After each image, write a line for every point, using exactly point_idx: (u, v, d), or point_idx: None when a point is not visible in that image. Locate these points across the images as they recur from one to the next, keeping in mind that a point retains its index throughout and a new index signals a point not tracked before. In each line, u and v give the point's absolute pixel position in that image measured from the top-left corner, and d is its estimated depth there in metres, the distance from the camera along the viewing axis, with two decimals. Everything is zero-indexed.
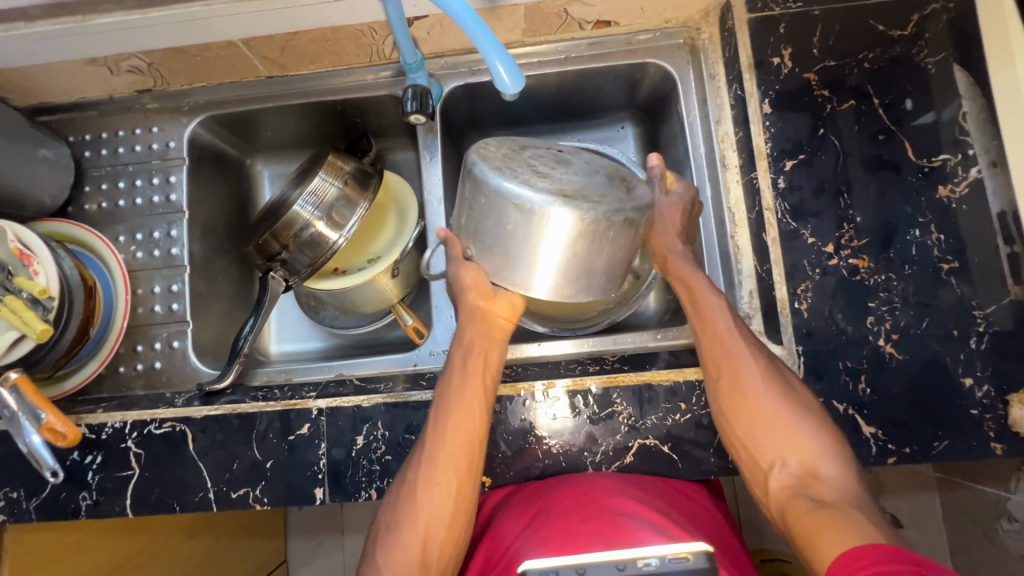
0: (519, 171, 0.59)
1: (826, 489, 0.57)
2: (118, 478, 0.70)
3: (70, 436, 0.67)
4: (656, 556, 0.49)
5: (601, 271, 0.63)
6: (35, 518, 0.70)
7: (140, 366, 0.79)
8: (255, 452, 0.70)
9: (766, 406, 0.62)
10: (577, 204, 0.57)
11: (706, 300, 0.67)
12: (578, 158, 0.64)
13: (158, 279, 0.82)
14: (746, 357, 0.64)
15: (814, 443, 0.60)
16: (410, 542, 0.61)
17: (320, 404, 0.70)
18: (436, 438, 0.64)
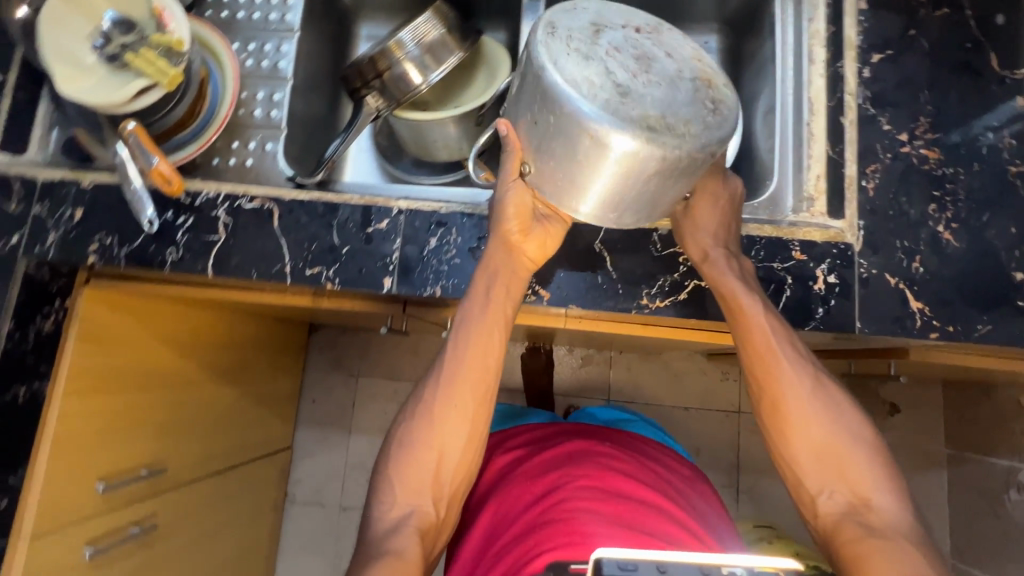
0: (598, 84, 0.52)
1: (879, 520, 0.59)
2: (204, 241, 0.75)
3: (176, 186, 0.74)
4: (741, 565, 0.48)
5: (658, 201, 0.59)
6: (123, 264, 0.75)
7: (233, 161, 0.85)
8: (334, 237, 0.75)
9: (798, 407, 0.65)
10: (641, 133, 0.51)
11: (749, 309, 0.66)
12: (665, 55, 0.55)
13: (262, 87, 0.87)
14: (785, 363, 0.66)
15: (867, 477, 0.62)
16: (423, 457, 0.69)
17: (401, 204, 0.75)
18: (456, 372, 0.69)
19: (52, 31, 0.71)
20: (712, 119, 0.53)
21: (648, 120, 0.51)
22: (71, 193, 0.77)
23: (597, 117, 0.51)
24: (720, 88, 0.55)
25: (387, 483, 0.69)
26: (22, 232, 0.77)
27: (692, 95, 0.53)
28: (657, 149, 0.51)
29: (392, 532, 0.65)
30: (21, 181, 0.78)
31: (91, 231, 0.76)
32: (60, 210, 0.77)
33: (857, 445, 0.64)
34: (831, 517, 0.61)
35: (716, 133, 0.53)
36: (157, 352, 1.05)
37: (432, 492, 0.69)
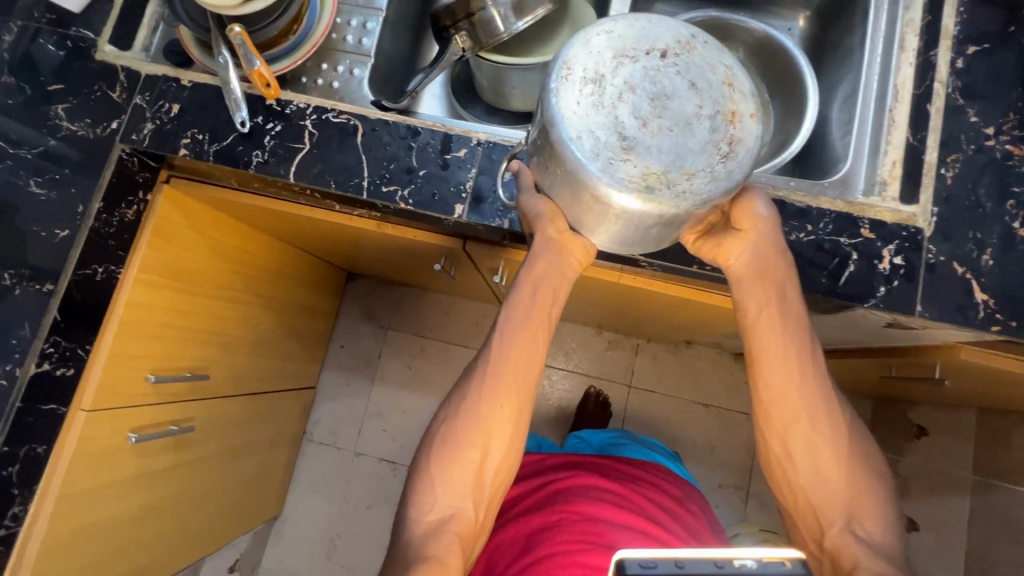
0: (603, 143, 0.51)
1: (870, 549, 0.64)
2: (289, 148, 0.79)
3: (273, 91, 0.78)
4: (751, 557, 0.45)
5: (669, 234, 0.58)
6: (211, 160, 0.79)
7: (320, 82, 0.88)
8: (412, 159, 0.77)
9: (821, 425, 0.67)
10: (642, 195, 0.51)
11: (785, 324, 0.66)
12: (689, 85, 0.52)
13: (357, 15, 0.90)
14: (812, 382, 0.67)
15: (866, 498, 0.67)
16: (466, 457, 0.72)
17: (481, 136, 0.77)
18: (498, 374, 0.72)
19: None
20: (721, 172, 0.51)
21: (653, 177, 0.51)
22: (170, 88, 0.81)
23: (601, 183, 0.51)
24: (741, 126, 0.52)
25: (428, 485, 0.73)
26: (121, 120, 0.81)
27: (710, 138, 0.51)
28: (657, 206, 0.51)
29: (429, 541, 0.69)
30: (125, 73, 0.83)
31: (185, 125, 0.80)
32: (159, 102, 0.81)
33: (861, 471, 0.67)
34: (837, 540, 0.65)
35: (725, 182, 0.51)
36: (215, 263, 1.09)
37: (473, 494, 0.72)
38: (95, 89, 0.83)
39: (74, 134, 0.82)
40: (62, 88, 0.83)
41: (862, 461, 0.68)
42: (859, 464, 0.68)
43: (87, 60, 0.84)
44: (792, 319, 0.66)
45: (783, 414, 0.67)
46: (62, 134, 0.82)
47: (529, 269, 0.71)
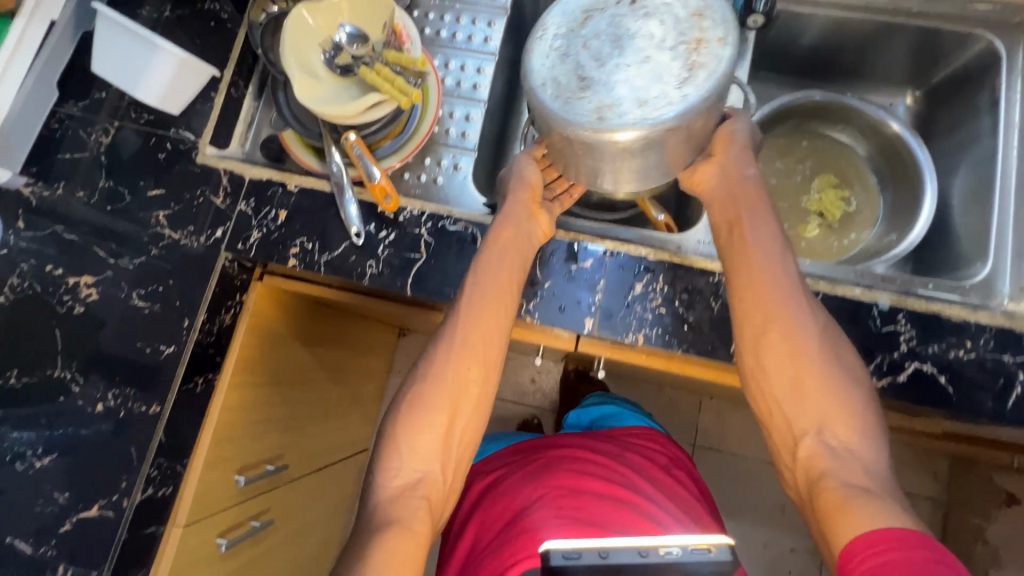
0: (565, 76, 0.62)
1: (858, 471, 0.58)
2: (405, 257, 0.75)
3: (392, 202, 0.75)
4: (676, 546, 0.62)
5: (656, 167, 0.66)
6: (322, 271, 0.76)
7: (423, 178, 0.85)
8: (536, 271, 0.74)
9: (806, 358, 0.63)
10: (595, 122, 0.60)
11: (746, 248, 0.67)
12: (649, 30, 0.61)
13: (459, 106, 0.87)
14: (799, 315, 0.64)
15: (852, 415, 0.61)
16: (435, 419, 0.66)
17: (607, 245, 0.74)
18: (467, 330, 0.68)
19: (292, 36, 0.73)
20: (680, 78, 0.59)
21: (609, 107, 0.60)
22: (277, 194, 0.78)
23: (561, 116, 0.61)
24: (704, 44, 0.59)
25: (394, 447, 0.66)
26: (226, 228, 0.79)
27: (667, 68, 0.59)
28: (610, 130, 0.60)
29: (400, 508, 0.63)
30: (229, 177, 0.80)
31: (293, 233, 0.77)
32: (265, 209, 0.78)
33: (852, 393, 0.62)
34: (817, 466, 0.59)
35: (679, 103, 0.58)
36: (294, 347, 1.05)
37: (440, 447, 0.66)
38: (197, 194, 0.80)
39: (177, 243, 0.79)
40: (163, 193, 0.80)
41: (852, 370, 0.63)
42: (842, 373, 0.62)
43: (188, 163, 0.81)
44: (753, 249, 0.67)
45: (757, 343, 0.64)
46: (164, 243, 0.79)
47: (498, 223, 0.72)
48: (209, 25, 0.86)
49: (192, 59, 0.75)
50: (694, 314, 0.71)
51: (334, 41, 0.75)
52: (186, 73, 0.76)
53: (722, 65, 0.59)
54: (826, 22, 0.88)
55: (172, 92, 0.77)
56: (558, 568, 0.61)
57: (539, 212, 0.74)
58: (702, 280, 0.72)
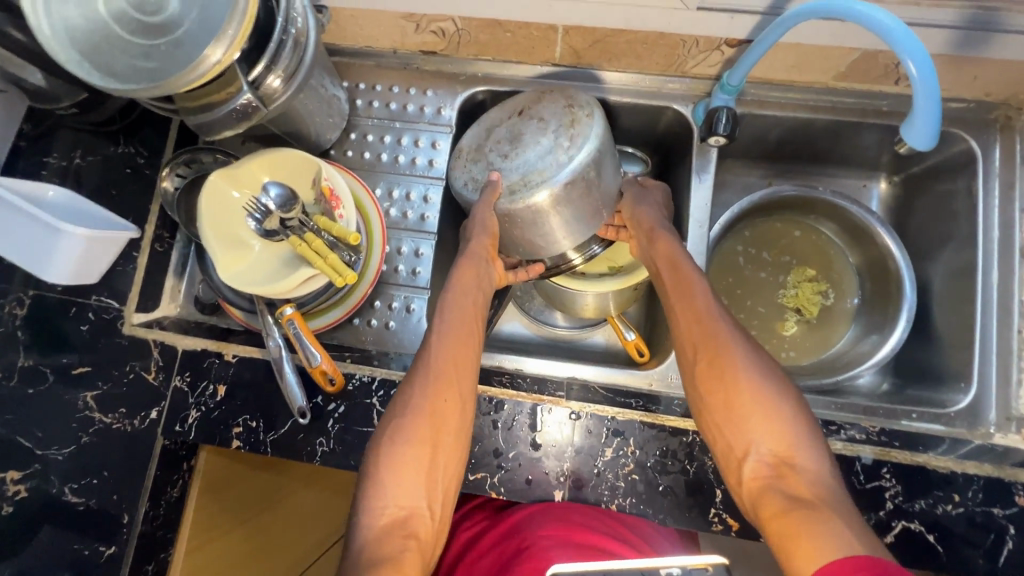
0: (478, 176, 0.71)
1: (803, 482, 0.52)
2: (357, 432, 0.69)
3: (336, 384, 0.70)
4: (677, 565, 0.44)
5: (584, 226, 0.71)
6: (269, 452, 0.70)
7: (375, 323, 0.79)
8: (499, 440, 0.69)
9: (738, 381, 0.59)
10: (508, 198, 0.66)
11: (685, 279, 0.66)
12: (534, 119, 0.70)
13: (407, 240, 0.81)
14: (734, 344, 0.61)
15: (793, 433, 0.56)
16: (416, 454, 0.59)
17: (574, 405, 0.70)
18: (433, 361, 0.64)
19: (209, 207, 0.65)
20: (569, 148, 0.66)
21: (517, 184, 0.67)
22: (214, 366, 0.73)
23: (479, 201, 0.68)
24: (580, 118, 0.67)
25: (377, 481, 0.58)
26: (162, 407, 0.74)
27: (552, 145, 0.67)
28: (523, 200, 0.66)
29: (388, 546, 0.54)
30: (160, 349, 0.76)
31: (234, 411, 0.71)
32: (202, 384, 0.73)
33: (791, 410, 0.57)
34: (759, 484, 0.54)
35: (573, 162, 0.64)
36: (275, 485, 0.98)
37: (421, 479, 0.59)
38: (127, 370, 0.74)
39: (109, 428, 0.72)
40: (91, 370, 0.72)
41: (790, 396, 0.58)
42: (782, 394, 0.58)
43: (115, 335, 0.75)
44: (687, 283, 0.66)
45: (694, 371, 0.62)
46: (95, 428, 0.72)
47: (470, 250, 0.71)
48: (125, 172, 0.78)
49: (99, 233, 0.68)
50: (669, 479, 0.67)
51: (259, 204, 0.67)
52: (96, 248, 0.69)
53: (601, 126, 0.66)
54: (792, 122, 0.82)
55: (81, 267, 0.70)
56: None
57: (496, 257, 0.74)
58: (675, 441, 0.68)
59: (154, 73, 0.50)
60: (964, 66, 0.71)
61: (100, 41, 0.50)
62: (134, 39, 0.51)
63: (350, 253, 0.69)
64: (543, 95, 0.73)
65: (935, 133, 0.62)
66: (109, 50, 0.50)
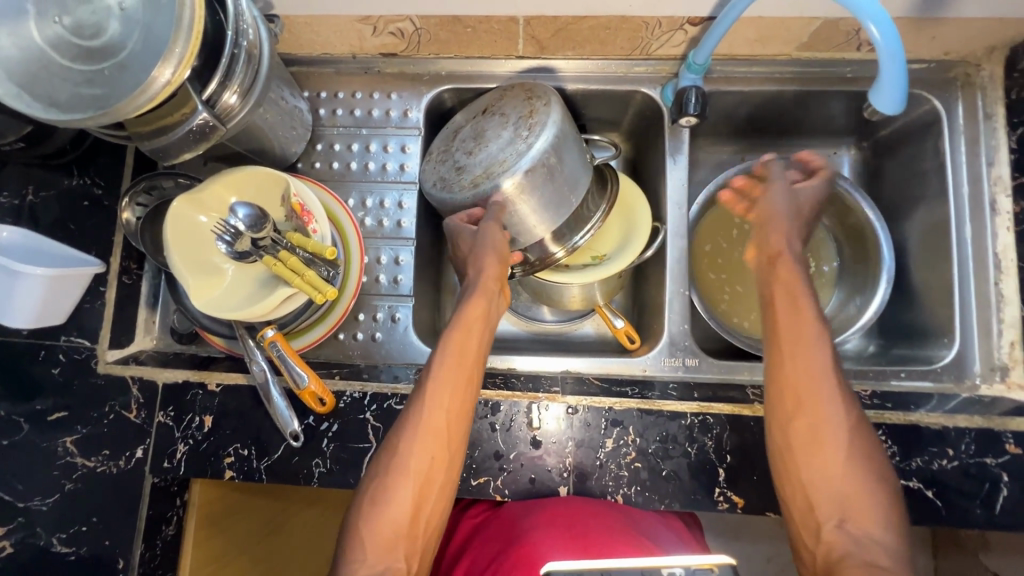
0: (446, 175, 0.73)
1: (882, 553, 0.54)
2: (353, 449, 0.68)
3: (327, 404, 0.68)
4: (681, 565, 0.48)
5: (553, 211, 0.71)
6: (265, 478, 0.68)
7: (361, 335, 0.77)
8: (498, 442, 0.68)
9: (833, 446, 0.58)
10: (473, 191, 0.69)
11: (809, 328, 0.63)
12: (496, 116, 0.74)
13: (385, 248, 0.79)
14: (835, 407, 0.60)
15: (874, 504, 0.56)
16: (398, 512, 0.59)
17: (571, 399, 0.69)
18: (422, 422, 0.61)
19: (174, 234, 0.62)
20: (528, 137, 0.68)
21: (481, 177, 0.70)
22: (197, 397, 0.70)
23: (448, 197, 0.71)
24: (537, 109, 0.70)
25: (358, 536, 0.58)
26: (146, 445, 0.71)
27: (513, 137, 0.70)
28: (488, 191, 0.68)
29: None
30: (139, 385, 0.72)
31: (224, 440, 0.69)
32: (187, 417, 0.70)
33: (871, 479, 0.57)
34: (835, 547, 0.55)
35: (530, 151, 0.67)
36: (273, 509, 0.96)
37: (404, 534, 0.59)
38: (106, 411, 0.71)
39: (94, 471, 0.69)
40: (66, 416, 0.69)
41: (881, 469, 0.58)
42: (871, 464, 0.58)
43: (90, 375, 0.72)
44: (799, 340, 0.62)
45: (784, 421, 0.61)
46: (78, 475, 0.69)
47: (481, 283, 0.69)
48: (82, 205, 0.74)
49: (62, 271, 0.65)
50: (671, 463, 0.67)
51: (227, 226, 0.65)
52: (59, 288, 0.66)
53: (557, 114, 0.69)
54: (759, 96, 0.82)
55: (46, 308, 0.66)
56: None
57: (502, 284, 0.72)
58: (674, 425, 0.68)
59: (102, 101, 0.48)
60: (922, 26, 0.72)
61: (39, 70, 0.48)
62: (75, 65, 0.48)
63: (328, 268, 0.67)
64: (506, 92, 0.75)
65: (903, 99, 0.63)
66: (48, 79, 0.48)
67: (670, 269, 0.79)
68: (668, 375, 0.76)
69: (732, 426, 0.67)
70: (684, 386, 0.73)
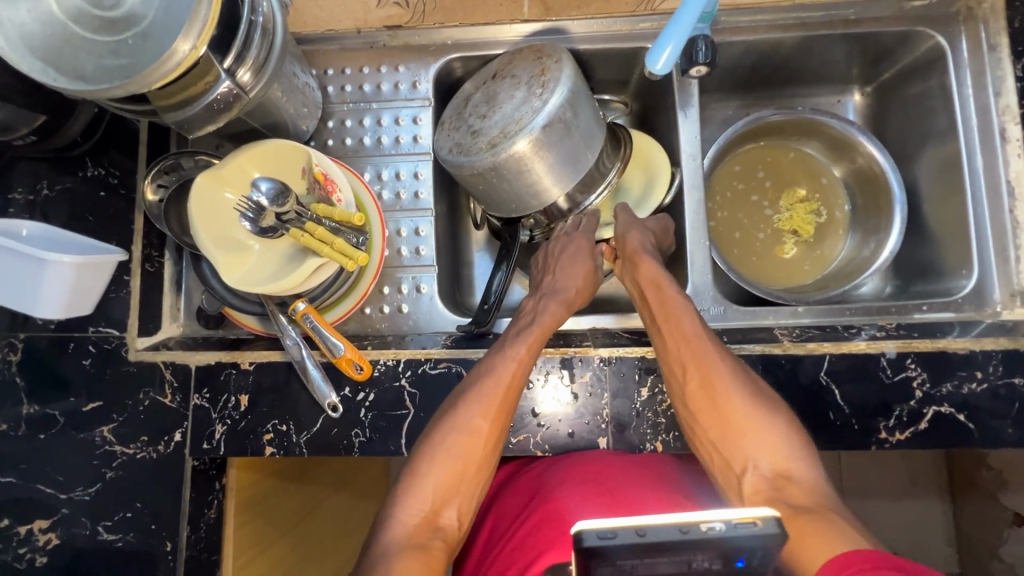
0: (463, 141, 0.73)
1: (802, 492, 0.55)
2: (391, 417, 0.68)
3: (364, 371, 0.68)
4: (720, 519, 0.40)
5: (572, 171, 0.72)
6: (306, 452, 0.68)
7: (387, 308, 0.78)
8: (535, 399, 0.69)
9: (732, 405, 0.62)
10: (491, 152, 0.69)
11: (670, 296, 0.67)
12: (507, 78, 0.74)
13: (405, 220, 0.79)
14: (720, 366, 0.63)
15: (788, 448, 0.59)
16: (456, 468, 0.60)
17: (604, 352, 0.70)
18: (490, 389, 0.62)
19: (199, 211, 0.62)
20: (543, 94, 0.69)
21: (497, 138, 0.70)
22: (231, 377, 0.70)
23: (466, 160, 0.71)
24: (549, 66, 0.70)
25: (413, 482, 0.59)
26: (185, 428, 0.71)
27: (526, 97, 0.70)
28: (505, 150, 0.69)
29: (421, 543, 0.55)
30: (171, 370, 0.71)
31: (262, 418, 0.69)
32: (223, 398, 0.70)
33: (777, 426, 0.60)
34: (761, 495, 0.57)
35: (546, 108, 0.68)
36: (307, 492, 0.95)
37: (462, 487, 0.60)
38: (140, 398, 0.71)
39: (133, 458, 0.70)
40: (101, 406, 0.70)
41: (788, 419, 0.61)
42: (768, 415, 0.61)
43: (120, 364, 0.71)
44: (670, 314, 0.66)
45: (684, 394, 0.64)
46: (118, 462, 0.69)
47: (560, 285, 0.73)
48: (99, 195, 0.73)
49: (89, 258, 0.64)
50: None
51: (250, 202, 0.64)
52: (86, 276, 0.66)
53: (570, 70, 0.69)
54: (764, 45, 0.82)
55: (75, 298, 0.66)
56: (597, 553, 0.39)
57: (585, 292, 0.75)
58: None
59: (128, 70, 0.48)
60: None
61: (63, 44, 0.47)
62: (100, 37, 0.48)
63: (355, 235, 0.67)
64: (514, 54, 0.75)
65: (664, 51, 0.62)
66: (73, 53, 0.47)
67: (689, 222, 0.79)
68: None
69: (765, 366, 0.68)
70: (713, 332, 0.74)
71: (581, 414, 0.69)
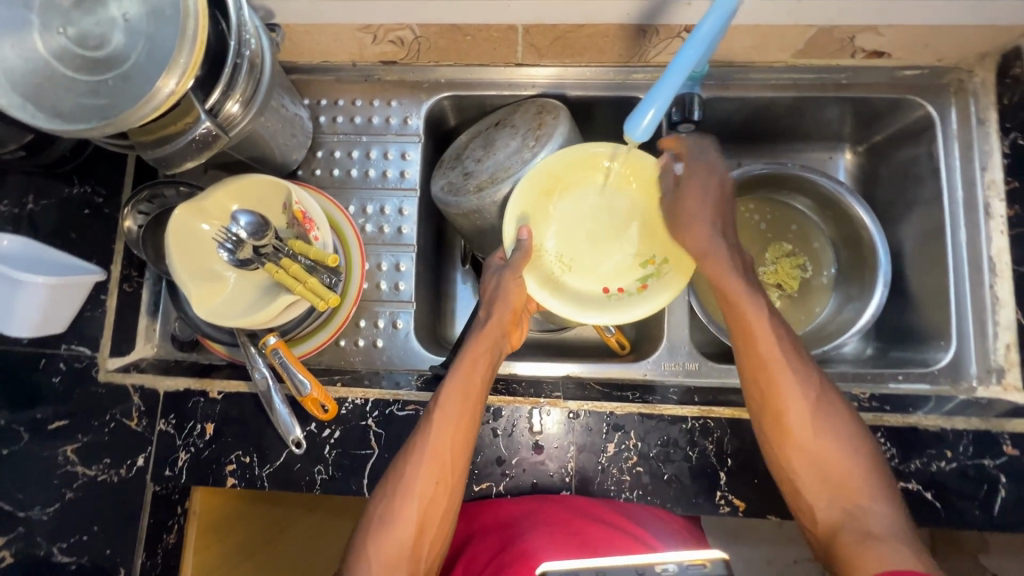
0: (455, 181, 0.75)
1: (886, 548, 0.52)
2: (355, 455, 0.68)
3: (329, 411, 0.68)
4: (673, 561, 0.48)
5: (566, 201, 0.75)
6: (267, 486, 0.68)
7: (362, 342, 0.78)
8: (501, 447, 0.69)
9: (796, 409, 0.60)
10: (477, 195, 0.72)
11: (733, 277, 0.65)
12: (506, 128, 0.76)
13: (386, 255, 0.79)
14: (791, 377, 0.61)
15: (862, 475, 0.58)
16: (402, 537, 0.58)
17: (573, 405, 0.69)
18: (429, 453, 0.60)
19: (177, 242, 0.63)
20: (536, 146, 0.73)
21: (486, 182, 0.73)
22: (199, 405, 0.70)
23: (454, 200, 0.73)
24: (547, 122, 0.74)
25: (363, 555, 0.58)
26: (148, 453, 0.71)
27: (520, 148, 0.74)
28: (491, 195, 0.72)
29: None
30: (140, 394, 0.72)
31: (226, 448, 0.69)
32: (188, 425, 0.70)
33: (849, 436, 0.59)
34: (835, 534, 0.56)
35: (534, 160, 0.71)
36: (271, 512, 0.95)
37: (406, 556, 0.58)
38: (107, 419, 0.71)
39: (94, 480, 0.69)
40: (68, 424, 0.69)
41: (854, 425, 0.60)
42: (845, 430, 0.60)
43: (90, 384, 0.71)
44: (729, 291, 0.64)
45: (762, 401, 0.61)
46: (79, 483, 0.68)
47: (490, 324, 0.68)
48: (83, 214, 0.73)
49: (63, 279, 0.65)
50: (672, 467, 0.67)
51: (229, 233, 0.65)
52: (60, 297, 0.66)
53: (565, 128, 0.73)
54: (756, 102, 0.83)
55: (47, 318, 0.66)
56: None
57: (512, 329, 0.71)
58: (675, 429, 0.68)
59: (106, 111, 0.48)
60: (917, 33, 0.72)
61: (43, 81, 0.48)
62: (80, 76, 0.48)
63: (330, 275, 0.67)
64: (517, 106, 0.78)
65: (644, 122, 0.62)
66: (52, 90, 0.48)
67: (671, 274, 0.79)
68: (670, 378, 0.76)
69: (733, 430, 0.67)
70: (685, 390, 0.73)
71: (546, 465, 0.68)
